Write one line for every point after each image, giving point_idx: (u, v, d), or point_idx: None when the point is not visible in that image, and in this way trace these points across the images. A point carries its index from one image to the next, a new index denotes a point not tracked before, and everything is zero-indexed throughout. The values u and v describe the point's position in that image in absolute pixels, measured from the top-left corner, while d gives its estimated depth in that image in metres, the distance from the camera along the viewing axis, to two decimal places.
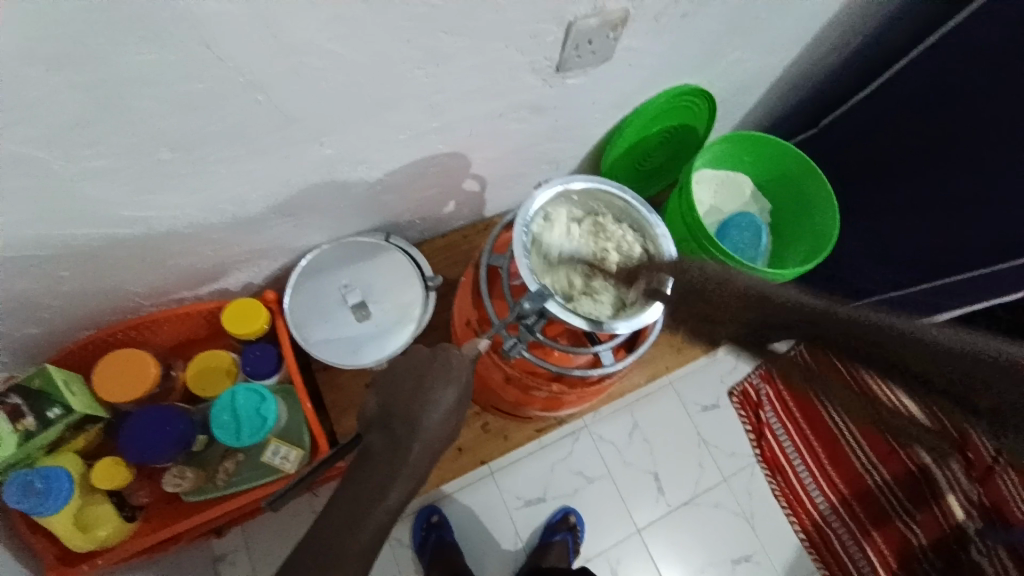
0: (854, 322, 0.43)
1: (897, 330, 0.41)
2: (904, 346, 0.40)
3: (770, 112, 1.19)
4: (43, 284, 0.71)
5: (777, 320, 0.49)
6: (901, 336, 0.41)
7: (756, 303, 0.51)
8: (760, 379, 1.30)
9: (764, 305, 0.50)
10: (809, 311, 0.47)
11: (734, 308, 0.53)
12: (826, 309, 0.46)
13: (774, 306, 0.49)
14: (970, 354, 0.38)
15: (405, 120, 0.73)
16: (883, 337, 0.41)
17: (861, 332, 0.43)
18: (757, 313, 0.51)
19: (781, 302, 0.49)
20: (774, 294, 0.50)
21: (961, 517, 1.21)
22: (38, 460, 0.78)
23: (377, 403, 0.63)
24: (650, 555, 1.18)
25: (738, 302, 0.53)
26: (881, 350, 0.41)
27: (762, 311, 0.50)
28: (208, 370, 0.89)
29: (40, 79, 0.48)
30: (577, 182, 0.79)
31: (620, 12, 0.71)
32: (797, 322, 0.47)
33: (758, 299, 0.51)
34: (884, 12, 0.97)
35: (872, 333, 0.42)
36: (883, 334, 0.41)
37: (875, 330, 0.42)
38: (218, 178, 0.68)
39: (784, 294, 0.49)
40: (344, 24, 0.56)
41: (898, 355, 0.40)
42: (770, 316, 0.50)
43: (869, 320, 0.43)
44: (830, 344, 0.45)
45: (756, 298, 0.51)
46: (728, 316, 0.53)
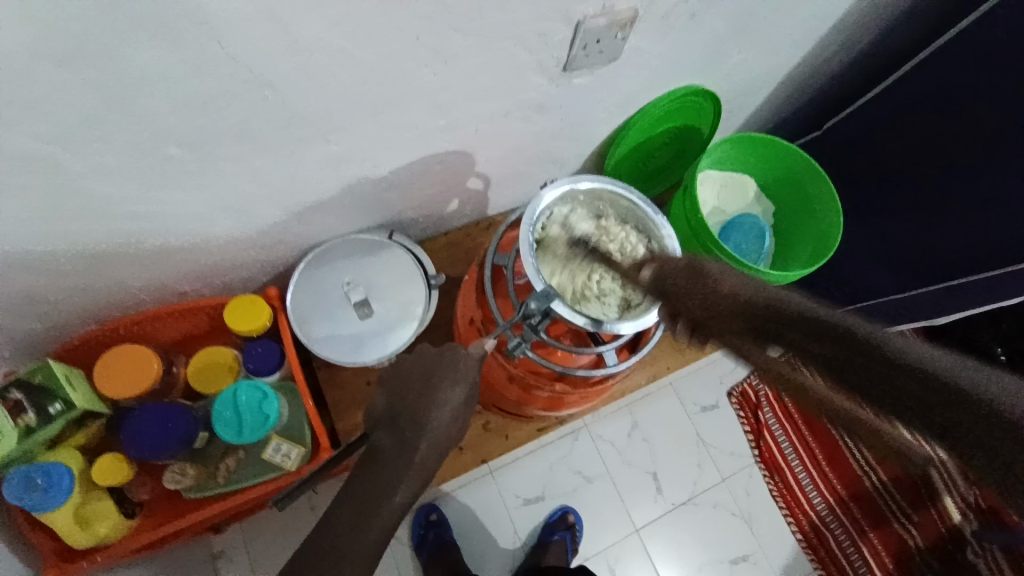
0: (784, 309, 0.34)
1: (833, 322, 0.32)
2: (850, 350, 0.31)
3: (774, 113, 1.19)
4: (46, 280, 0.71)
5: (710, 307, 0.40)
6: (834, 331, 0.32)
7: (697, 288, 0.42)
8: (759, 379, 1.31)
9: (717, 292, 0.40)
10: (754, 296, 0.37)
11: (683, 286, 0.44)
12: (770, 294, 0.36)
13: (714, 290, 0.40)
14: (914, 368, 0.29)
15: (411, 118, 0.73)
16: (811, 325, 0.33)
17: (781, 318, 0.34)
18: (697, 294, 0.41)
19: (729, 286, 0.39)
20: (714, 276, 0.41)
21: (957, 520, 1.22)
22: (38, 456, 0.77)
23: (384, 402, 0.64)
24: (648, 555, 1.18)
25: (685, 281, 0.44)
26: (822, 345, 0.32)
27: (697, 298, 0.41)
28: (211, 366, 0.89)
29: (45, 75, 0.48)
30: (584, 182, 0.78)
31: (629, 11, 0.71)
32: (724, 307, 0.38)
33: (700, 277, 0.43)
34: (889, 15, 0.97)
35: (801, 323, 0.33)
36: (821, 324, 0.32)
37: (794, 322, 0.33)
38: (222, 176, 0.68)
39: (729, 277, 0.40)
40: (351, 22, 0.56)
41: (832, 354, 0.31)
42: (706, 301, 0.40)
43: (795, 303, 0.34)
44: (763, 334, 0.35)
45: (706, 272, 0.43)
46: (681, 292, 0.44)
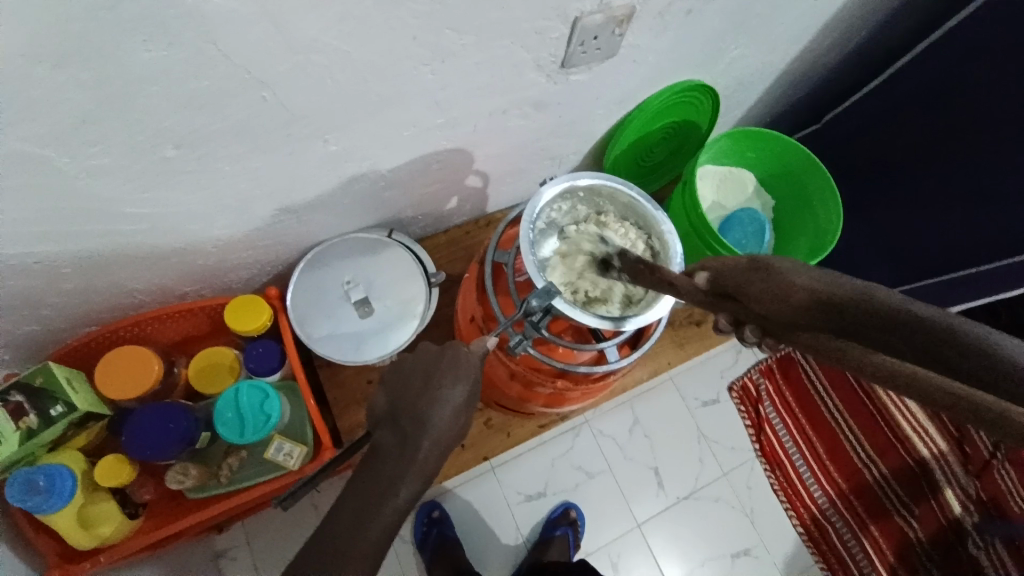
0: (870, 307, 0.34)
1: (938, 323, 0.31)
2: (946, 347, 0.30)
3: (772, 107, 1.18)
4: (45, 282, 0.71)
5: (782, 310, 0.39)
6: (942, 334, 0.31)
7: (761, 288, 0.41)
8: (759, 373, 1.32)
9: (787, 291, 0.39)
10: (831, 292, 0.36)
11: (743, 282, 0.43)
12: (853, 289, 0.35)
13: (785, 291, 0.39)
14: (1021, 369, 0.29)
15: (409, 117, 0.73)
16: (918, 330, 0.31)
17: (862, 317, 0.34)
18: (761, 294, 0.41)
19: (797, 286, 0.39)
20: (782, 273, 0.40)
21: (958, 513, 1.20)
22: (40, 458, 0.77)
23: (385, 401, 0.64)
24: (650, 549, 1.18)
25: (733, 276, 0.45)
26: (888, 337, 0.33)
27: (763, 298, 0.41)
28: (211, 367, 0.89)
29: (42, 77, 0.48)
30: (583, 178, 0.77)
31: (625, 8, 0.71)
32: (798, 310, 0.38)
33: (756, 272, 0.42)
34: (887, 7, 0.96)
35: (892, 325, 0.32)
36: (912, 323, 0.32)
37: (885, 324, 0.33)
38: (221, 176, 0.68)
39: (799, 275, 0.39)
40: (348, 21, 0.55)
41: (926, 355, 0.31)
42: (777, 301, 0.40)
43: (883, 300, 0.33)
44: (846, 335, 0.35)
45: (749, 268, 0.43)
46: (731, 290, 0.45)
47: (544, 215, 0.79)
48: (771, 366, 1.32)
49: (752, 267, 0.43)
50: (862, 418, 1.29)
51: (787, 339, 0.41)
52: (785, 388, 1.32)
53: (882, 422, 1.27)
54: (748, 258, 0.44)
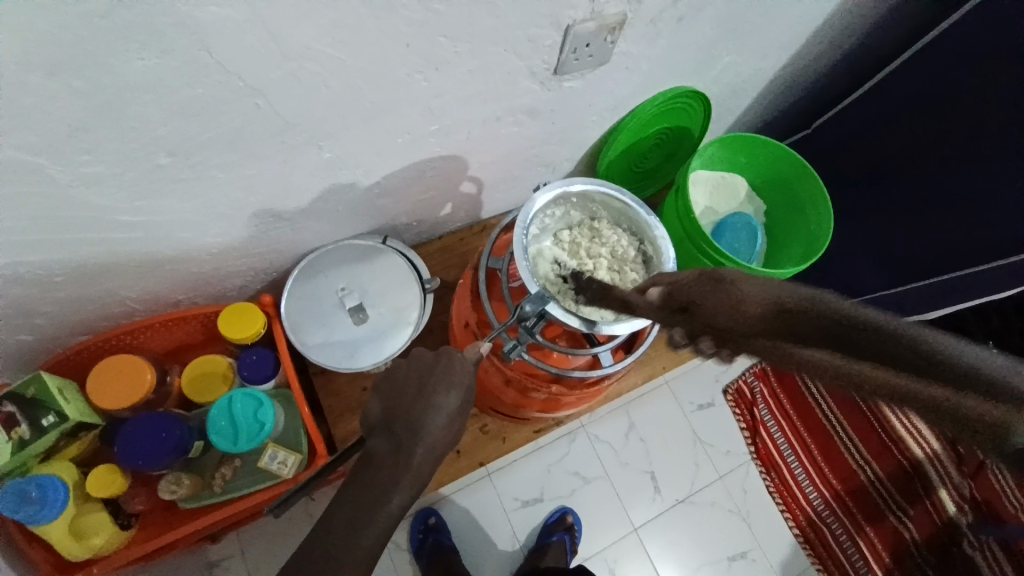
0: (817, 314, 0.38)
1: (882, 325, 0.35)
2: (885, 346, 0.35)
3: (764, 113, 1.19)
4: (37, 291, 0.70)
5: (740, 320, 0.42)
6: (885, 334, 0.35)
7: (723, 298, 0.45)
8: (754, 377, 1.32)
9: (744, 302, 0.42)
10: (784, 300, 0.40)
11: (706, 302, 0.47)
12: (803, 297, 0.39)
13: (746, 300, 0.43)
14: (951, 358, 0.33)
15: (403, 124, 0.73)
16: (862, 330, 0.36)
17: (816, 320, 0.38)
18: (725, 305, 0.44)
19: (756, 295, 0.42)
20: (741, 286, 0.44)
21: (953, 513, 1.23)
22: (32, 470, 0.76)
23: (379, 407, 0.64)
24: (647, 554, 1.18)
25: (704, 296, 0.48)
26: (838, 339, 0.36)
27: (725, 307, 0.44)
28: (204, 375, 0.88)
29: (34, 86, 0.47)
30: (576, 184, 0.77)
31: (617, 15, 0.71)
32: (756, 318, 0.41)
33: (718, 289, 0.46)
34: (875, 14, 0.98)
35: (844, 328, 0.37)
36: (861, 326, 0.36)
37: (834, 328, 0.37)
38: (214, 183, 0.68)
39: (751, 288, 0.43)
40: (341, 29, 0.55)
41: (872, 352, 0.35)
42: (738, 308, 0.43)
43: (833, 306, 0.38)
44: (800, 338, 0.39)
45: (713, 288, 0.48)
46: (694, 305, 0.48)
47: (538, 221, 0.80)
48: (766, 369, 1.33)
49: (713, 284, 0.48)
50: (857, 420, 1.30)
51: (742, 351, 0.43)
52: (781, 390, 1.33)
53: (876, 424, 1.30)
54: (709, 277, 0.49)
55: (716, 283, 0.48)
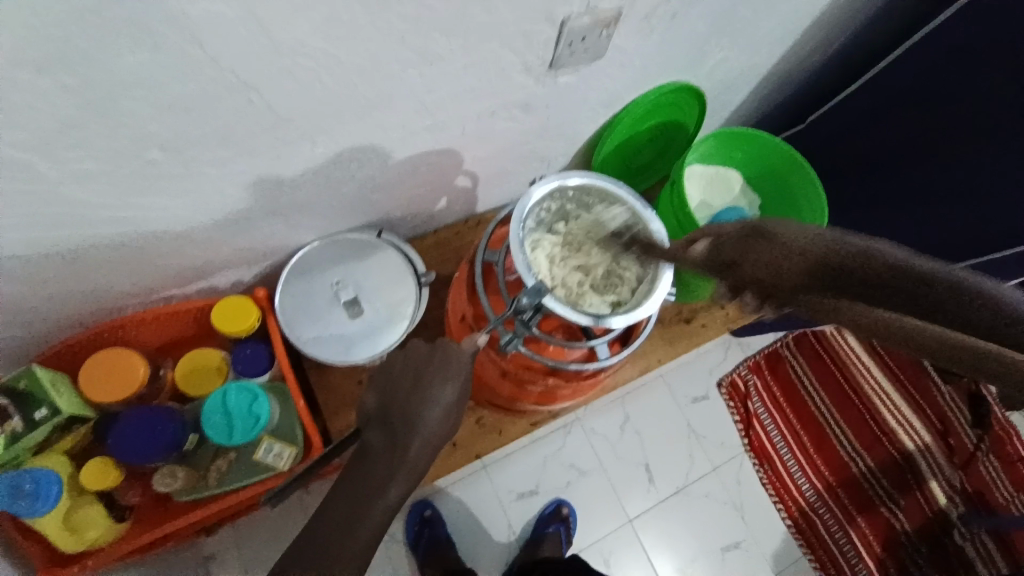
0: (869, 267, 0.41)
1: (936, 278, 0.38)
2: (931, 296, 0.38)
3: (759, 107, 1.19)
4: (26, 288, 0.70)
5: (787, 273, 0.44)
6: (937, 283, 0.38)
7: (766, 252, 0.46)
8: (747, 370, 1.32)
9: (793, 253, 0.44)
10: (832, 253, 0.42)
11: (745, 250, 0.48)
12: (854, 251, 0.42)
13: (800, 248, 0.44)
14: (1006, 305, 0.36)
15: (396, 119, 0.72)
16: (915, 281, 0.39)
17: (872, 274, 0.40)
18: (779, 252, 0.45)
19: (802, 250, 0.44)
20: (786, 240, 0.45)
21: (944, 504, 1.25)
22: (26, 462, 0.76)
23: (375, 401, 0.63)
24: (641, 545, 1.19)
25: (744, 246, 0.49)
26: (891, 290, 0.40)
27: (774, 260, 0.45)
28: (199, 368, 0.88)
29: (22, 84, 0.47)
30: (572, 177, 0.78)
31: (612, 11, 0.70)
32: (803, 272, 0.43)
33: (763, 240, 0.47)
34: (870, 9, 0.97)
35: (890, 283, 0.40)
36: (916, 283, 0.38)
37: (891, 280, 0.40)
38: (206, 179, 0.67)
39: (798, 239, 0.45)
40: (333, 25, 0.55)
41: (923, 304, 0.38)
42: (795, 257, 0.44)
43: (881, 254, 0.41)
44: (848, 293, 0.41)
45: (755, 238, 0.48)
46: (746, 258, 0.48)
47: (535, 214, 0.79)
48: (760, 362, 1.34)
49: (754, 236, 0.48)
50: (849, 413, 1.32)
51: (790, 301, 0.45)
52: (773, 383, 1.34)
53: (868, 416, 1.31)
54: (745, 227, 0.50)
55: (752, 234, 0.49)
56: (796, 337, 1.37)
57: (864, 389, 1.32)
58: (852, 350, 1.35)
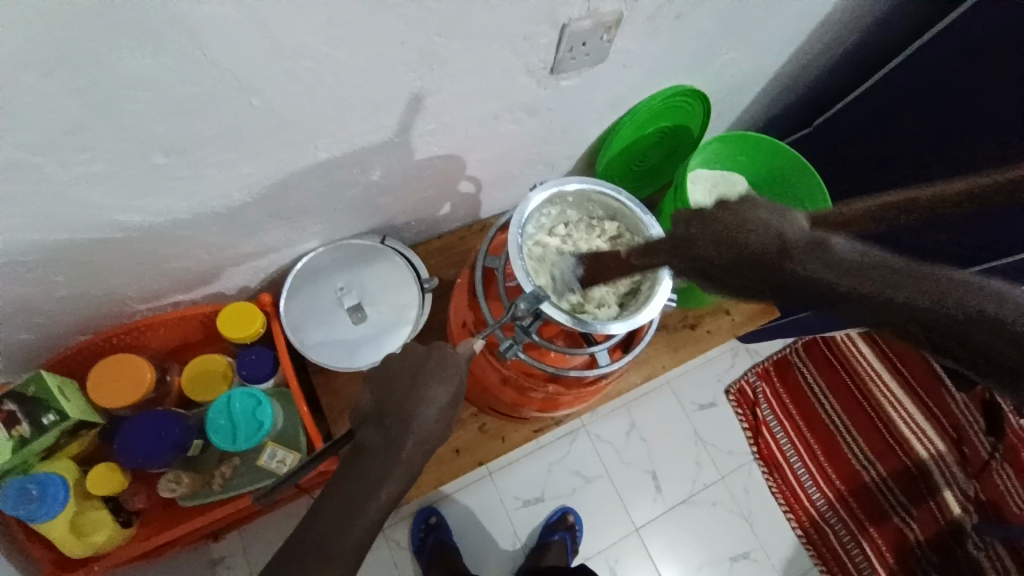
0: (754, 254, 0.43)
1: (805, 276, 0.40)
2: (840, 293, 0.39)
3: (765, 111, 1.19)
4: (38, 290, 0.71)
5: (709, 254, 0.46)
6: (832, 289, 0.39)
7: (724, 229, 0.45)
8: (756, 376, 1.31)
9: (715, 242, 0.45)
10: (728, 249, 0.44)
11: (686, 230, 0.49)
12: (745, 241, 0.43)
13: (751, 233, 0.43)
14: (923, 309, 0.36)
15: (400, 122, 0.73)
16: (786, 276, 0.41)
17: (751, 264, 0.43)
18: (712, 236, 0.46)
19: (708, 240, 0.46)
20: (705, 233, 0.46)
21: (957, 513, 1.24)
22: (33, 467, 0.77)
23: (371, 400, 0.63)
24: (649, 554, 1.18)
25: (690, 225, 0.49)
26: (777, 278, 0.42)
27: (725, 238, 0.44)
28: (204, 373, 0.89)
29: (31, 87, 0.48)
30: (571, 183, 0.78)
31: (614, 13, 0.71)
32: (716, 257, 0.46)
33: (697, 223, 0.48)
34: (876, 11, 0.97)
35: (774, 275, 0.42)
36: (785, 280, 0.41)
37: (836, 288, 0.39)
38: (212, 182, 0.68)
39: (710, 234, 0.46)
40: (335, 27, 0.55)
41: (809, 294, 0.41)
42: (738, 248, 0.44)
43: (757, 251, 0.43)
44: (747, 280, 0.44)
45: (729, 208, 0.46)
46: (688, 234, 0.49)
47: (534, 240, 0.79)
48: (768, 368, 1.33)
49: (694, 218, 0.49)
50: (861, 420, 1.30)
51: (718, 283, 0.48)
52: (783, 390, 1.33)
53: (881, 425, 1.30)
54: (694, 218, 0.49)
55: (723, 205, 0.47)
56: (805, 342, 1.36)
57: (876, 397, 1.31)
58: (863, 358, 1.34)
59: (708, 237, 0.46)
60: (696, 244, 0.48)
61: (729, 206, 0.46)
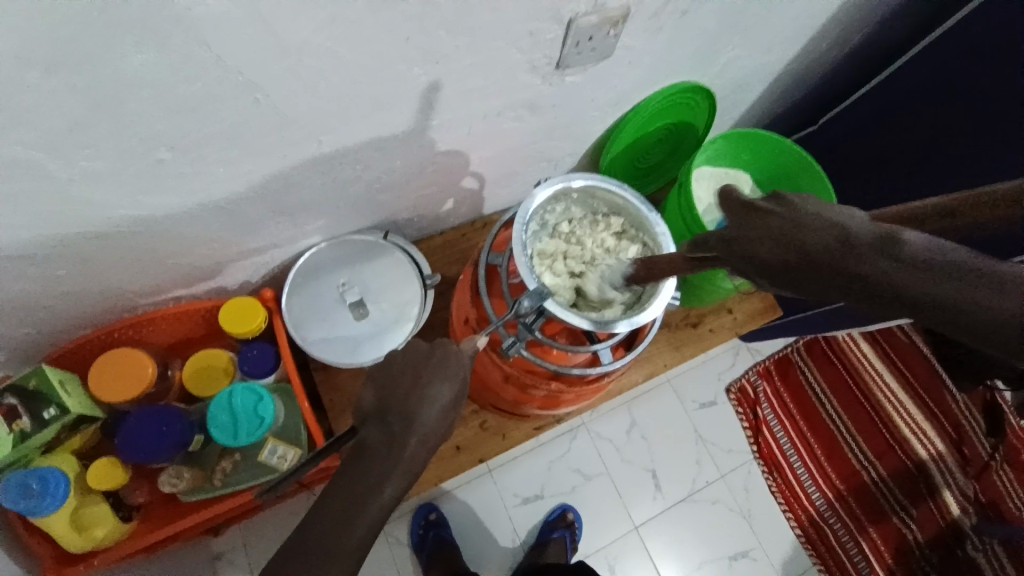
0: (816, 254, 0.40)
1: (870, 277, 0.37)
2: (908, 298, 0.36)
3: (768, 109, 1.18)
4: (39, 286, 0.71)
5: (759, 254, 0.43)
6: (902, 294, 0.36)
7: (778, 229, 0.42)
8: (757, 375, 1.31)
9: (770, 241, 0.42)
10: (785, 248, 0.41)
11: (729, 229, 0.46)
12: (806, 239, 0.40)
13: (813, 233, 0.40)
14: (998, 314, 0.34)
15: (403, 119, 0.73)
16: (849, 280, 0.38)
17: (810, 264, 0.40)
18: (767, 236, 0.43)
19: (762, 239, 0.43)
20: (756, 231, 0.44)
21: (957, 514, 1.24)
22: (34, 461, 0.77)
23: (373, 397, 0.63)
24: (648, 552, 1.18)
25: (733, 222, 0.46)
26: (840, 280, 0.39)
27: (783, 239, 0.42)
28: (205, 369, 0.89)
29: (33, 84, 0.48)
30: (576, 180, 0.77)
31: (620, 9, 0.70)
32: (768, 256, 0.42)
33: (745, 220, 0.45)
34: (882, 10, 0.96)
35: (838, 276, 0.39)
36: (848, 281, 0.38)
37: (905, 291, 0.36)
38: (215, 178, 0.68)
39: (761, 232, 0.43)
40: (339, 23, 0.55)
41: (874, 299, 0.38)
42: (795, 248, 0.41)
43: (819, 248, 0.40)
44: (799, 282, 0.41)
45: (768, 207, 0.44)
46: (730, 234, 0.46)
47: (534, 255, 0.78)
48: (769, 367, 1.33)
49: (737, 214, 0.46)
50: (861, 420, 1.30)
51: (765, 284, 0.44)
52: (784, 388, 1.33)
53: (881, 425, 1.29)
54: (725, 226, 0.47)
55: (757, 203, 0.45)
56: (806, 342, 1.36)
57: (877, 397, 1.31)
58: (864, 358, 1.34)
59: (762, 235, 0.43)
60: (743, 244, 0.44)
61: (780, 204, 0.44)
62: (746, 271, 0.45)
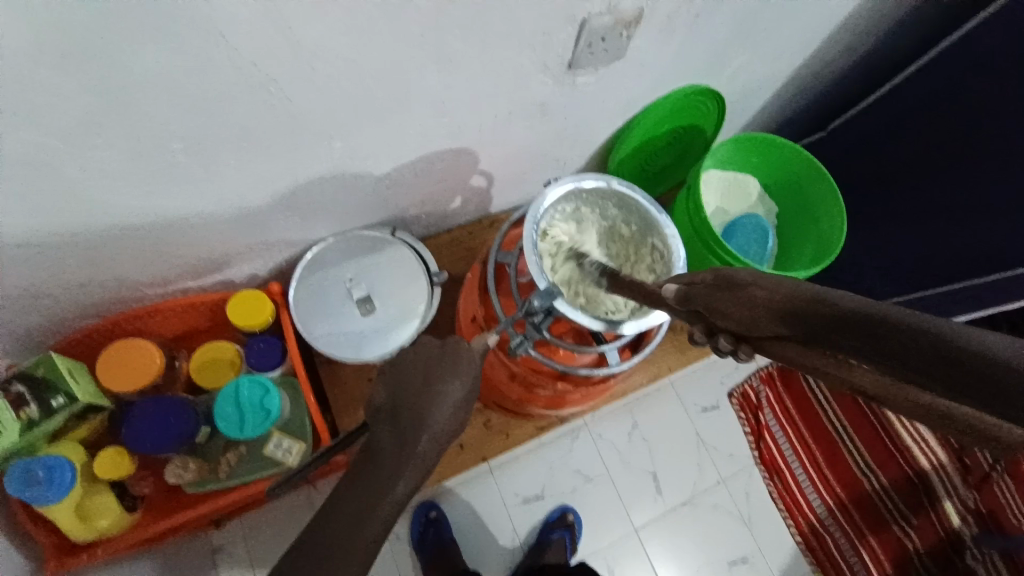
0: (776, 289, 0.41)
1: (808, 303, 0.38)
2: (829, 321, 0.37)
3: (778, 115, 1.19)
4: (47, 277, 0.71)
5: (736, 292, 0.45)
6: (829, 317, 0.36)
7: (752, 279, 0.44)
8: (759, 380, 1.32)
9: (746, 286, 0.44)
10: (755, 286, 0.43)
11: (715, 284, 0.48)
12: (776, 283, 0.42)
13: (779, 280, 0.42)
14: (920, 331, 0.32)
15: (416, 118, 0.73)
16: (796, 309, 0.39)
17: (765, 296, 0.41)
18: (746, 279, 0.45)
19: (743, 279, 0.45)
20: (737, 277, 0.46)
21: (957, 524, 1.22)
22: (39, 450, 0.77)
23: (385, 393, 0.64)
24: (647, 554, 1.18)
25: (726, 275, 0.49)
26: (789, 310, 0.39)
27: (751, 284, 0.44)
28: (212, 362, 0.89)
29: (50, 73, 0.48)
30: (588, 179, 0.78)
31: (634, 10, 0.71)
32: (738, 292, 0.44)
33: (730, 275, 0.47)
34: (896, 15, 0.96)
35: (784, 306, 0.40)
36: (789, 306, 0.39)
37: (832, 314, 0.36)
38: (227, 173, 0.68)
39: (747, 275, 0.45)
40: (357, 21, 0.55)
41: (809, 329, 0.38)
42: (757, 290, 0.43)
43: (778, 285, 0.41)
44: (754, 312, 0.42)
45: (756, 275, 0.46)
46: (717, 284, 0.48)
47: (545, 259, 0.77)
48: (772, 373, 1.33)
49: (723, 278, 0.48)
50: (863, 429, 1.30)
51: (728, 323, 0.45)
52: (786, 395, 1.33)
53: (883, 432, 1.29)
54: (718, 275, 0.49)
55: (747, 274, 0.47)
56: None
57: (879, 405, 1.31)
58: None
59: (743, 277, 0.45)
60: (724, 287, 0.47)
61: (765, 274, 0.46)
62: (719, 311, 0.46)
